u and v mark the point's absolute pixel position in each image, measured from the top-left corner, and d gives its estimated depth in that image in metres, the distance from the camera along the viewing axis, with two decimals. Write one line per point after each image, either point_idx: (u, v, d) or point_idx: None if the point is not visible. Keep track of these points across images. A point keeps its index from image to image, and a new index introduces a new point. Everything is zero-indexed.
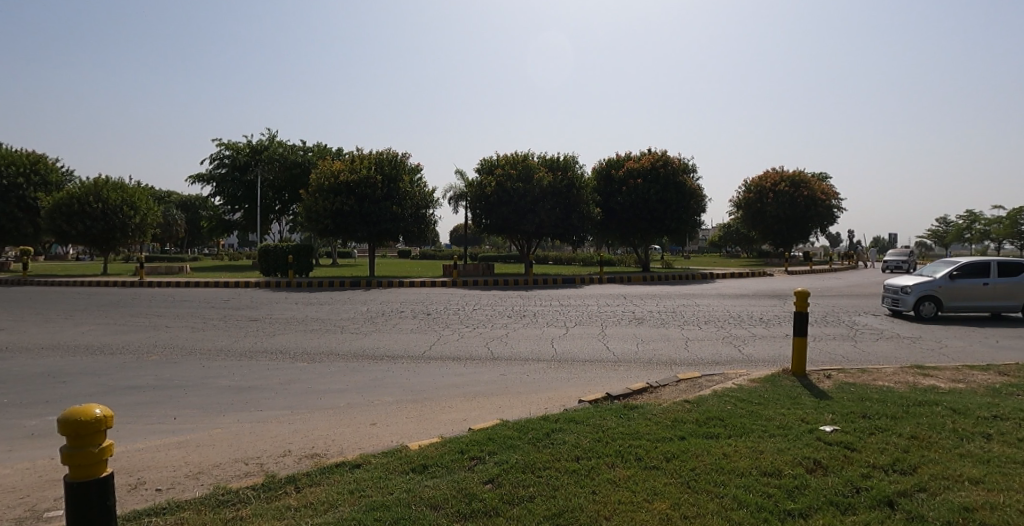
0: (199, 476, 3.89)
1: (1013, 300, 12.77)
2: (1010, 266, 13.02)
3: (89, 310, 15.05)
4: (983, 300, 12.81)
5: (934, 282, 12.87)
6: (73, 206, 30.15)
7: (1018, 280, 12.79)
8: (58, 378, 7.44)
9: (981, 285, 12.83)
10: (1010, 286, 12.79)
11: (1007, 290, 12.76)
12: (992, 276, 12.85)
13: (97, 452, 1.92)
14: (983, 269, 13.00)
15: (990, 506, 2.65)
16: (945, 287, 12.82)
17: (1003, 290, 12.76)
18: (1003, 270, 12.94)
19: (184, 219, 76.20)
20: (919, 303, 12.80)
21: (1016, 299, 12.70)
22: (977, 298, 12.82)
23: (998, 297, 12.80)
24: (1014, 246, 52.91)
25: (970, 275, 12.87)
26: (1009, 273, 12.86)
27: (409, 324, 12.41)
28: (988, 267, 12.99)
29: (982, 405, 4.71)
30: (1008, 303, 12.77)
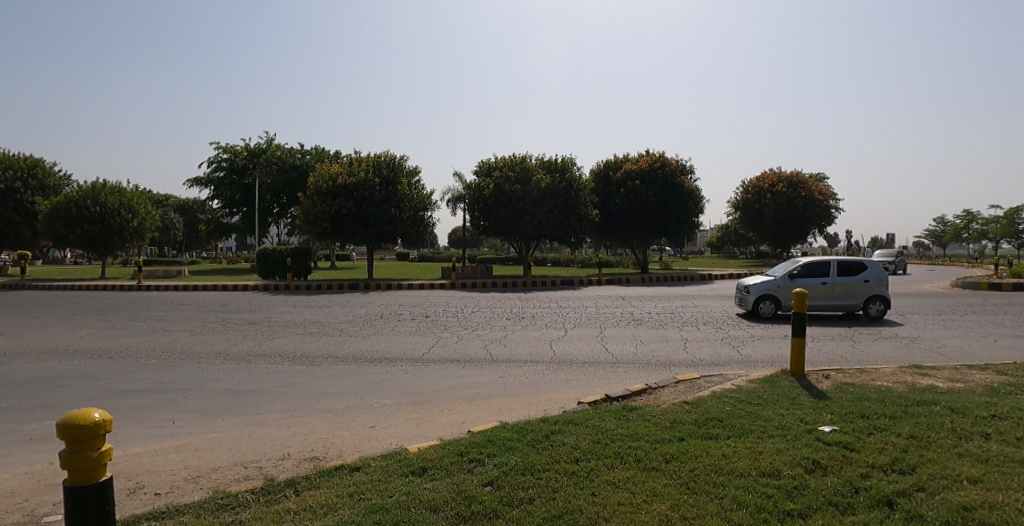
0: (198, 481, 3.88)
1: (852, 300, 12.89)
2: (853, 266, 13.12)
3: (88, 314, 15.03)
4: (821, 299, 12.95)
5: (774, 281, 13.02)
6: (71, 210, 30.11)
7: (856, 279, 12.92)
8: (55, 382, 7.42)
9: (820, 285, 12.98)
10: (849, 285, 12.91)
11: (845, 290, 12.88)
12: (830, 275, 12.98)
13: (97, 456, 1.92)
14: (823, 269, 13.13)
15: (989, 505, 2.66)
16: (784, 286, 12.97)
17: (842, 290, 12.89)
18: (844, 269, 13.05)
19: (182, 223, 76.10)
20: (759, 302, 12.94)
21: (855, 298, 12.81)
22: (817, 297, 12.97)
23: (838, 296, 12.93)
24: (1012, 245, 52.99)
25: (808, 274, 13.00)
26: (848, 272, 12.97)
27: (407, 327, 12.38)
28: (828, 267, 13.12)
29: (980, 405, 4.71)
30: (845, 302, 12.90)
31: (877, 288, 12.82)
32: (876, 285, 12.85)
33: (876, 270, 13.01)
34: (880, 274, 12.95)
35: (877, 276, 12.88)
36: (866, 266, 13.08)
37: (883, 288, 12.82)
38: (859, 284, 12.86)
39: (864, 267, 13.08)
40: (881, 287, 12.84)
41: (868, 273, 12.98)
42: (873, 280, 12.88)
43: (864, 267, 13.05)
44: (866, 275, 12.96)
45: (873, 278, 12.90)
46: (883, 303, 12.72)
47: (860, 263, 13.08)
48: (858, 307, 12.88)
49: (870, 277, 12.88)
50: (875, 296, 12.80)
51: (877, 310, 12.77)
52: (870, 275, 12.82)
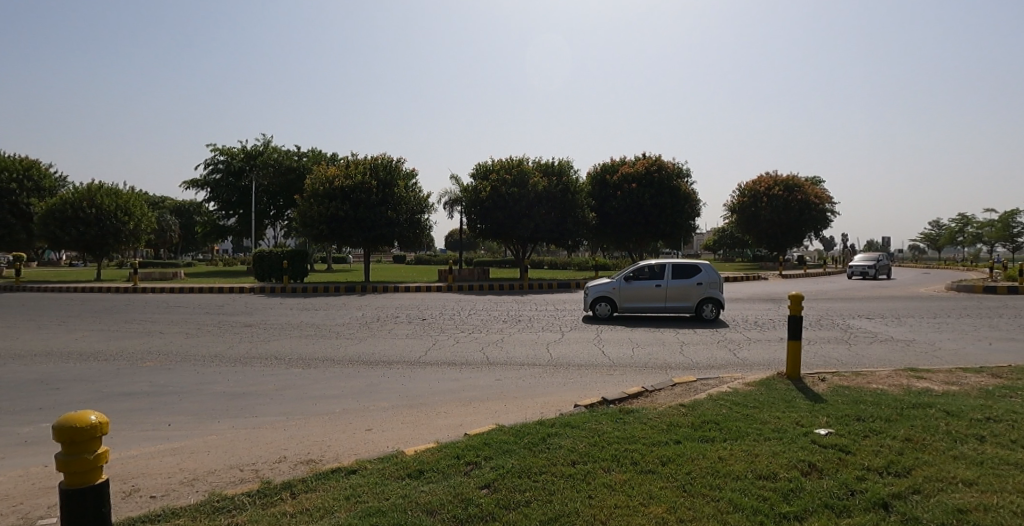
0: (193, 483, 3.87)
1: (687, 301, 13.28)
2: (688, 269, 13.52)
3: (83, 317, 14.95)
4: (655, 302, 13.40)
5: (611, 283, 13.52)
6: (67, 212, 30.03)
7: (690, 282, 13.33)
8: (50, 384, 7.40)
9: (654, 287, 13.45)
10: (683, 287, 13.33)
11: (678, 292, 13.31)
12: (664, 278, 13.42)
13: (92, 459, 1.91)
14: (658, 272, 13.55)
15: (984, 508, 2.67)
16: (620, 289, 13.45)
17: (675, 292, 13.32)
18: (678, 272, 13.45)
19: (178, 225, 75.80)
20: (595, 303, 13.50)
21: (688, 299, 13.22)
22: (652, 300, 13.40)
23: (672, 298, 13.35)
24: (1006, 249, 53.22)
25: (643, 277, 13.46)
26: (682, 275, 13.36)
27: (404, 330, 12.34)
28: (663, 269, 13.54)
29: (975, 408, 4.73)
30: (680, 304, 13.31)
31: (709, 291, 13.20)
32: (710, 288, 13.23)
33: (710, 273, 13.39)
34: (713, 276, 13.34)
35: (710, 279, 13.26)
36: (701, 269, 13.45)
37: (716, 290, 13.18)
38: (692, 287, 13.27)
39: (699, 270, 13.47)
40: (713, 290, 13.22)
41: (703, 276, 13.38)
42: (706, 283, 13.26)
43: (699, 270, 13.44)
44: (700, 278, 13.37)
45: (706, 281, 13.30)
46: (715, 304, 13.10)
47: (695, 266, 13.48)
48: (692, 309, 13.28)
49: (703, 280, 13.28)
50: (708, 298, 13.19)
51: (710, 311, 13.14)
52: (702, 278, 13.21)
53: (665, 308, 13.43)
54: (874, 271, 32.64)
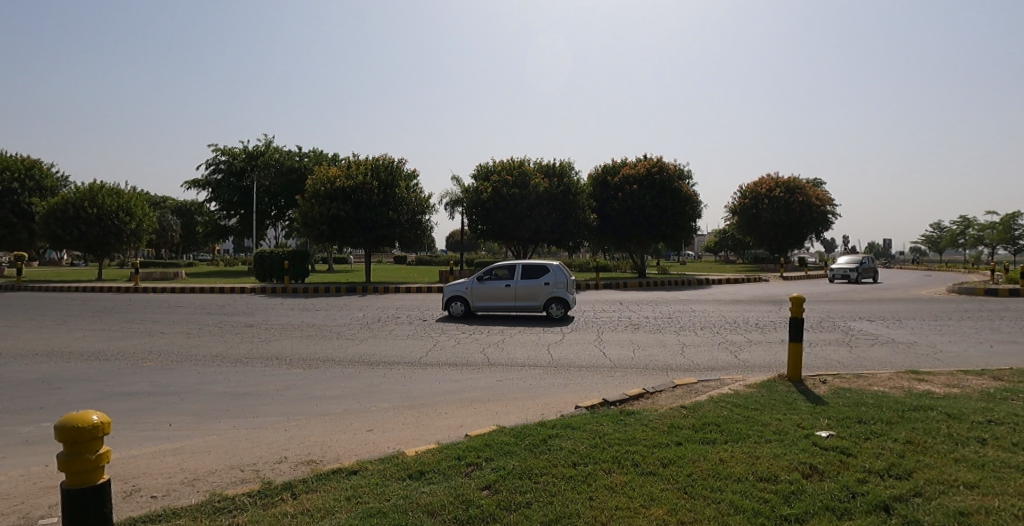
0: (194, 484, 3.87)
1: (535, 301, 14.05)
2: (538, 270, 14.30)
3: (84, 317, 14.93)
4: (506, 301, 14.18)
5: (464, 283, 14.26)
6: (68, 212, 30.08)
7: (538, 282, 14.11)
8: (52, 384, 7.42)
9: (505, 287, 14.25)
10: (531, 287, 14.11)
11: (527, 292, 14.07)
12: (514, 278, 14.22)
13: (94, 459, 1.91)
14: (510, 273, 14.35)
15: (986, 510, 2.67)
16: (473, 288, 14.24)
17: (524, 291, 14.09)
18: (528, 273, 14.23)
19: (179, 226, 75.83)
20: (450, 304, 14.26)
21: (534, 299, 13.98)
22: (503, 299, 14.17)
23: (522, 297, 14.15)
24: (1007, 252, 53.21)
25: (494, 277, 14.24)
26: (530, 276, 14.14)
27: (405, 330, 12.33)
28: (515, 270, 14.32)
29: (977, 410, 4.73)
30: (528, 303, 14.07)
31: (555, 290, 13.95)
32: (556, 287, 13.97)
33: (558, 273, 14.15)
34: (560, 277, 14.08)
35: (558, 279, 14.01)
36: (550, 270, 14.22)
37: (562, 290, 13.92)
38: (540, 286, 14.05)
39: (548, 271, 14.24)
40: (559, 289, 13.97)
41: (550, 277, 14.15)
42: (553, 283, 14.03)
43: (547, 271, 14.22)
44: (548, 278, 14.14)
45: (554, 281, 14.06)
46: (560, 303, 13.84)
47: (544, 266, 14.24)
48: (538, 308, 14.04)
49: (550, 280, 14.05)
50: (554, 297, 13.95)
51: (556, 310, 13.90)
52: (549, 278, 13.97)
53: (515, 307, 14.21)
54: (856, 275, 31.23)
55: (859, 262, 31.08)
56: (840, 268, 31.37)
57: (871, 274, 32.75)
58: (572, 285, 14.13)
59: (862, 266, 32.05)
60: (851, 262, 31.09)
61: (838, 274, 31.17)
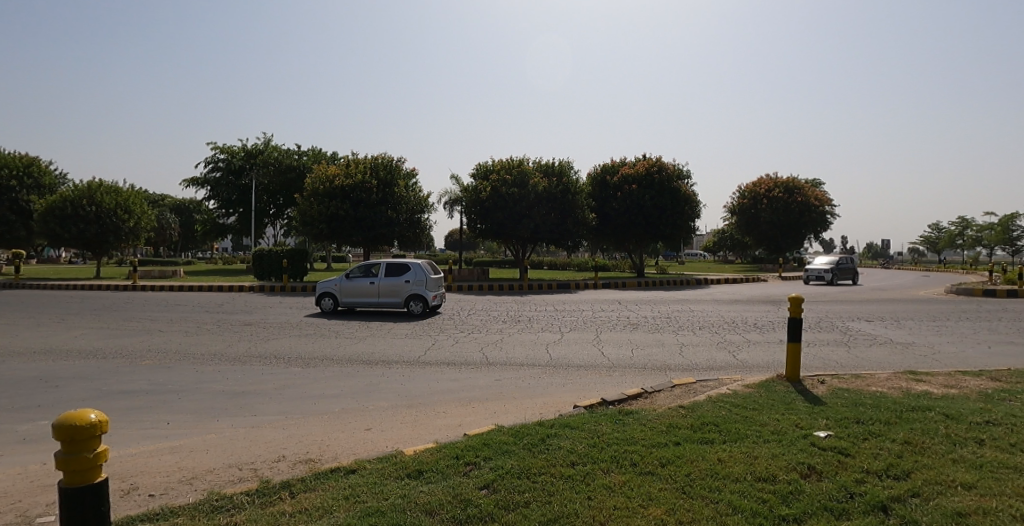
0: (192, 482, 3.87)
1: (396, 298, 14.95)
2: (402, 268, 15.14)
3: (82, 315, 14.88)
4: (370, 297, 15.12)
5: (333, 281, 15.25)
6: (67, 209, 29.99)
7: (400, 280, 14.95)
8: (49, 382, 7.39)
9: (369, 284, 15.16)
10: (393, 284, 14.99)
11: (389, 289, 14.98)
12: (378, 276, 15.12)
13: (91, 457, 1.91)
14: (376, 270, 15.26)
15: (983, 511, 2.67)
16: (342, 285, 15.23)
17: (386, 289, 14.98)
18: (391, 271, 15.08)
19: (177, 224, 75.67)
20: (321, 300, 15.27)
21: (395, 296, 14.86)
22: (369, 296, 15.09)
23: (385, 294, 15.03)
24: (1005, 253, 53.31)
25: (360, 275, 15.17)
26: (392, 274, 15.00)
27: (403, 329, 12.32)
28: (380, 268, 15.17)
29: (974, 411, 4.74)
30: (391, 300, 14.99)
31: (415, 288, 14.76)
32: (416, 285, 14.78)
33: (419, 272, 14.92)
34: (420, 275, 14.85)
35: (417, 277, 14.79)
36: (411, 268, 15.00)
37: (420, 288, 14.73)
38: (401, 284, 14.89)
39: (410, 269, 15.04)
40: (418, 287, 14.79)
41: (412, 275, 14.94)
42: (413, 281, 14.82)
43: (409, 268, 15.03)
44: (409, 277, 14.94)
45: (414, 279, 14.85)
46: (418, 300, 14.67)
47: (406, 265, 15.01)
48: (399, 304, 14.93)
49: (411, 279, 14.84)
50: (414, 295, 14.78)
51: (416, 307, 14.74)
52: (408, 276, 14.78)
53: (379, 303, 15.12)
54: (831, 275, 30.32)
55: (835, 263, 30.27)
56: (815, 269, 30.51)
57: (850, 276, 31.87)
58: (432, 283, 14.87)
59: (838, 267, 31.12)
60: (827, 262, 30.19)
61: (813, 275, 30.25)
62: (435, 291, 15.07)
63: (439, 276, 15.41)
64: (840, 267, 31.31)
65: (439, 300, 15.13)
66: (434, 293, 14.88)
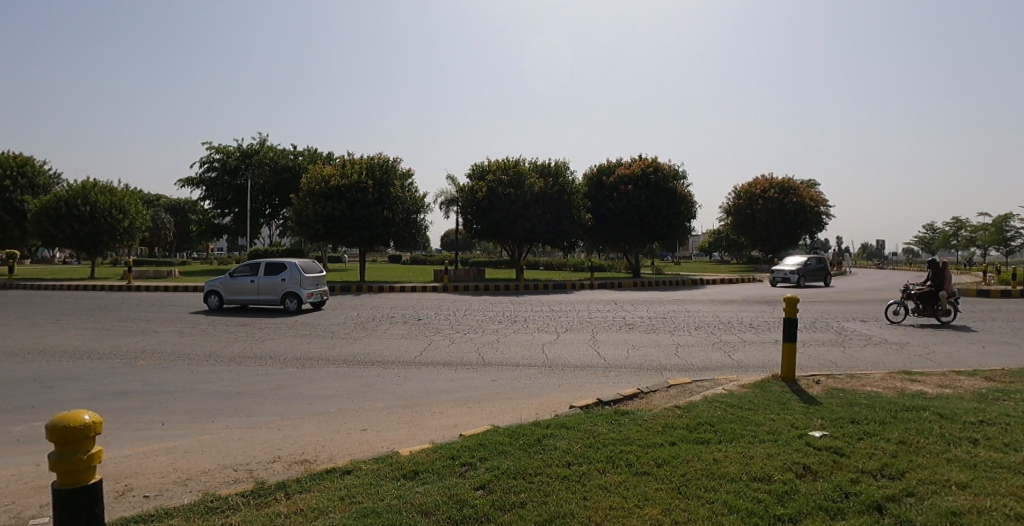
0: (187, 483, 3.86)
1: (274, 295, 15.97)
2: (279, 267, 16.13)
3: (76, 315, 14.85)
4: (250, 294, 16.08)
5: (218, 278, 16.18)
6: (61, 209, 29.87)
7: (277, 278, 15.96)
8: (43, 383, 7.35)
9: (249, 282, 16.10)
10: (272, 282, 16.00)
11: (267, 286, 15.97)
12: (257, 274, 16.08)
13: (85, 459, 1.91)
14: (256, 269, 16.20)
15: (977, 510, 2.69)
16: (225, 283, 16.15)
17: (265, 286, 15.97)
18: (268, 270, 16.07)
19: (173, 224, 75.69)
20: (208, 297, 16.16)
21: (272, 293, 15.88)
22: (250, 294, 16.04)
23: (264, 291, 16.04)
24: (999, 254, 53.56)
25: (241, 273, 16.10)
26: (270, 273, 15.97)
27: (399, 330, 12.36)
28: (258, 266, 16.13)
29: (970, 410, 4.77)
30: (269, 297, 16.00)
31: (290, 286, 15.80)
32: (291, 284, 15.83)
33: (295, 270, 15.93)
34: (295, 274, 15.89)
35: (292, 276, 15.79)
36: (288, 267, 16.01)
37: (295, 286, 15.77)
38: (278, 283, 15.90)
39: (287, 268, 16.06)
40: (294, 285, 15.82)
41: (288, 273, 15.96)
42: (290, 279, 15.85)
43: (286, 267, 16.08)
44: (285, 275, 15.95)
45: (290, 277, 15.86)
46: (292, 297, 15.74)
47: (282, 264, 16.01)
48: (276, 301, 15.95)
49: (287, 278, 15.85)
50: (290, 293, 15.81)
51: (292, 304, 15.82)
52: (285, 275, 15.77)
53: (258, 300, 16.09)
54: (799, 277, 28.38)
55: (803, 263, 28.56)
56: (782, 270, 28.73)
57: (822, 277, 30.06)
58: (308, 281, 15.89)
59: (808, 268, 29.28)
60: (794, 262, 28.81)
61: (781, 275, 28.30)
62: (312, 288, 16.09)
63: (317, 274, 16.42)
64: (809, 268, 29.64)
65: (316, 297, 16.16)
66: (309, 291, 15.89)
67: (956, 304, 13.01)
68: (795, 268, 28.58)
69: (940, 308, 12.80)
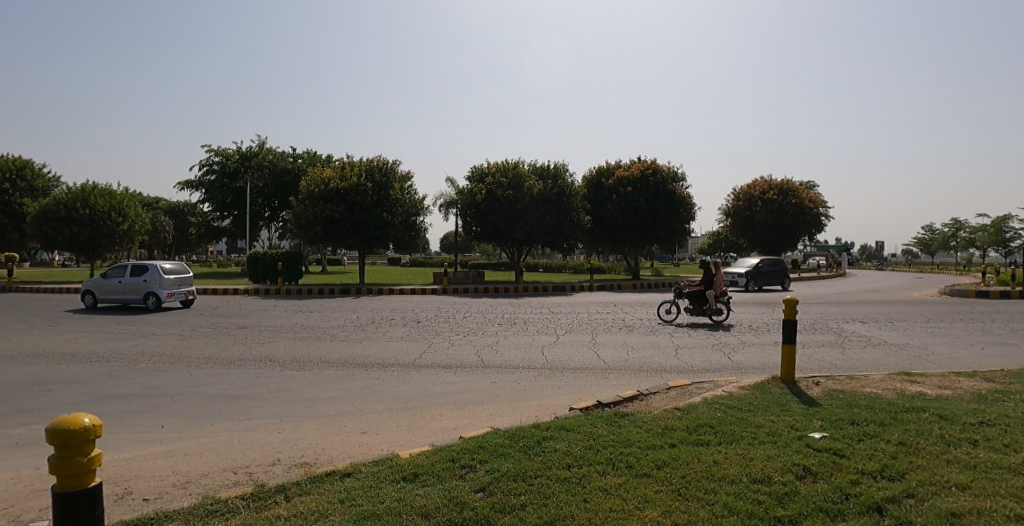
0: (187, 486, 3.85)
1: (138, 294, 17.04)
2: (145, 270, 17.20)
3: (76, 318, 14.87)
4: (119, 293, 17.22)
5: (93, 280, 17.46)
6: (60, 212, 29.90)
7: (140, 279, 17.04)
8: (41, 386, 7.32)
9: (117, 282, 17.24)
10: (136, 283, 17.08)
11: (131, 286, 17.07)
12: (124, 275, 17.19)
13: (85, 462, 1.91)
14: (124, 270, 17.34)
15: (977, 512, 2.69)
16: (99, 284, 17.37)
17: (129, 286, 17.07)
18: (134, 271, 17.15)
19: (172, 226, 76.24)
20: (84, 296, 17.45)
21: (135, 292, 16.96)
22: (117, 293, 17.15)
23: (131, 291, 17.13)
24: (998, 255, 53.69)
25: (111, 274, 17.29)
26: (134, 274, 17.06)
27: (399, 331, 12.40)
28: (126, 268, 17.30)
29: (968, 412, 4.78)
30: (134, 296, 17.09)
31: (151, 286, 16.88)
32: (151, 283, 16.89)
33: (156, 272, 17.00)
34: (156, 274, 16.95)
35: (153, 277, 16.87)
36: (150, 269, 17.08)
37: (154, 286, 16.82)
38: (140, 283, 16.99)
39: (150, 269, 17.13)
40: (155, 285, 16.87)
41: (150, 274, 17.03)
42: (150, 280, 16.93)
43: (149, 269, 17.13)
44: (148, 275, 17.04)
45: (152, 278, 16.94)
46: (151, 297, 16.79)
47: (145, 266, 17.09)
48: (139, 300, 17.03)
49: (148, 278, 16.94)
50: (151, 292, 16.87)
51: (152, 303, 16.87)
52: (145, 276, 16.85)
53: (126, 298, 17.21)
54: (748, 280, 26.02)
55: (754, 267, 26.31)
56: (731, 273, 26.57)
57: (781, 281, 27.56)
58: (168, 282, 16.97)
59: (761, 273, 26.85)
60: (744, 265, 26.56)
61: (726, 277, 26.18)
62: (173, 289, 17.14)
63: (180, 275, 17.45)
64: (764, 274, 27.12)
65: (178, 297, 17.21)
66: (169, 291, 16.93)
67: (726, 302, 13.18)
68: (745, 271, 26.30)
69: (707, 307, 13.00)
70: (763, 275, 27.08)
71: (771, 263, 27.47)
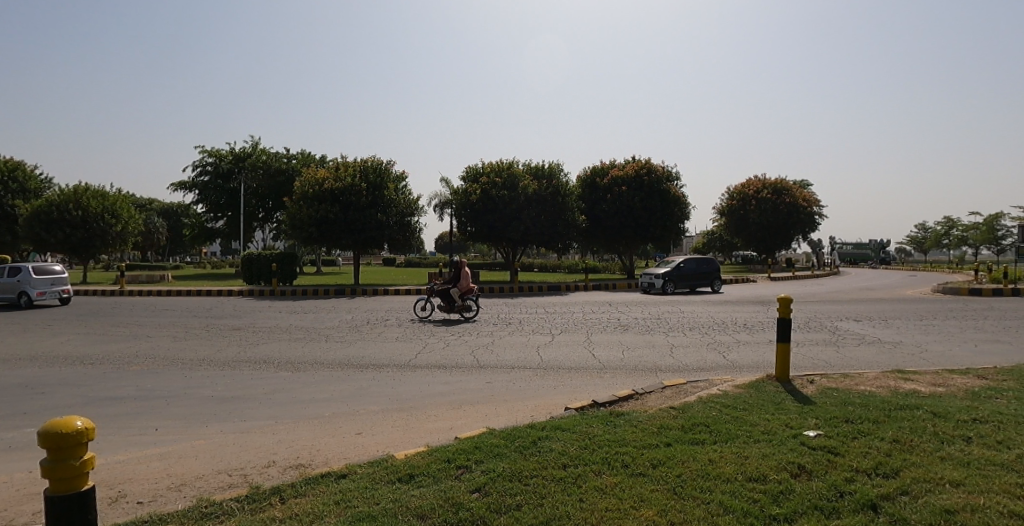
0: (181, 489, 3.83)
1: (12, 294, 18.19)
2: (19, 271, 18.42)
3: (67, 320, 14.81)
4: None
5: None
6: (53, 214, 29.71)
7: (13, 279, 18.24)
8: (35, 389, 7.30)
9: None
10: (10, 283, 18.25)
11: (5, 286, 18.24)
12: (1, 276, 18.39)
13: (79, 465, 1.89)
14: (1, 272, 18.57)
15: (972, 508, 2.71)
16: None
17: (4, 286, 18.24)
18: (9, 272, 18.35)
19: (166, 227, 75.92)
20: None
21: (8, 292, 18.13)
22: None
23: (7, 291, 18.31)
24: (990, 252, 54.17)
25: None
26: (7, 275, 18.27)
27: (394, 332, 12.39)
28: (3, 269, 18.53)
29: (962, 409, 4.81)
30: (8, 296, 18.24)
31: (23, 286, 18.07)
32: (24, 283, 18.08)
33: (28, 272, 18.22)
34: (28, 275, 18.16)
35: (24, 277, 18.06)
36: (23, 270, 18.32)
37: (26, 284, 18.00)
38: (13, 283, 18.17)
39: (24, 270, 18.36)
40: (26, 284, 18.08)
41: (23, 275, 18.27)
42: (23, 280, 18.15)
43: (23, 270, 18.36)
44: (22, 276, 18.28)
45: (24, 278, 18.14)
46: (23, 294, 17.94)
47: (19, 267, 18.32)
48: (14, 299, 18.21)
49: (21, 278, 18.16)
50: (22, 291, 18.03)
51: (24, 300, 18.00)
52: (17, 276, 18.07)
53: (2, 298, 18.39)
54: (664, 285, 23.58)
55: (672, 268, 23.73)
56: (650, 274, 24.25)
57: (709, 282, 24.82)
58: (39, 281, 18.16)
59: (683, 274, 24.20)
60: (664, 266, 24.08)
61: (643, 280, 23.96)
62: (44, 288, 18.32)
63: (53, 275, 18.62)
64: (688, 276, 24.39)
65: (50, 295, 18.36)
66: (39, 289, 18.11)
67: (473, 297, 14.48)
68: (663, 273, 23.80)
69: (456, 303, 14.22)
70: (688, 276, 24.37)
71: (697, 263, 24.72)
